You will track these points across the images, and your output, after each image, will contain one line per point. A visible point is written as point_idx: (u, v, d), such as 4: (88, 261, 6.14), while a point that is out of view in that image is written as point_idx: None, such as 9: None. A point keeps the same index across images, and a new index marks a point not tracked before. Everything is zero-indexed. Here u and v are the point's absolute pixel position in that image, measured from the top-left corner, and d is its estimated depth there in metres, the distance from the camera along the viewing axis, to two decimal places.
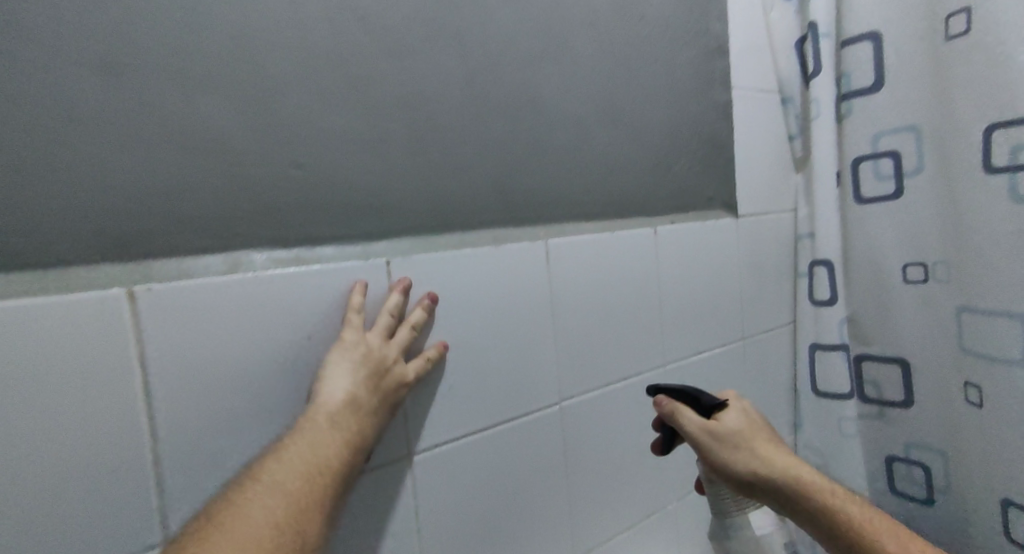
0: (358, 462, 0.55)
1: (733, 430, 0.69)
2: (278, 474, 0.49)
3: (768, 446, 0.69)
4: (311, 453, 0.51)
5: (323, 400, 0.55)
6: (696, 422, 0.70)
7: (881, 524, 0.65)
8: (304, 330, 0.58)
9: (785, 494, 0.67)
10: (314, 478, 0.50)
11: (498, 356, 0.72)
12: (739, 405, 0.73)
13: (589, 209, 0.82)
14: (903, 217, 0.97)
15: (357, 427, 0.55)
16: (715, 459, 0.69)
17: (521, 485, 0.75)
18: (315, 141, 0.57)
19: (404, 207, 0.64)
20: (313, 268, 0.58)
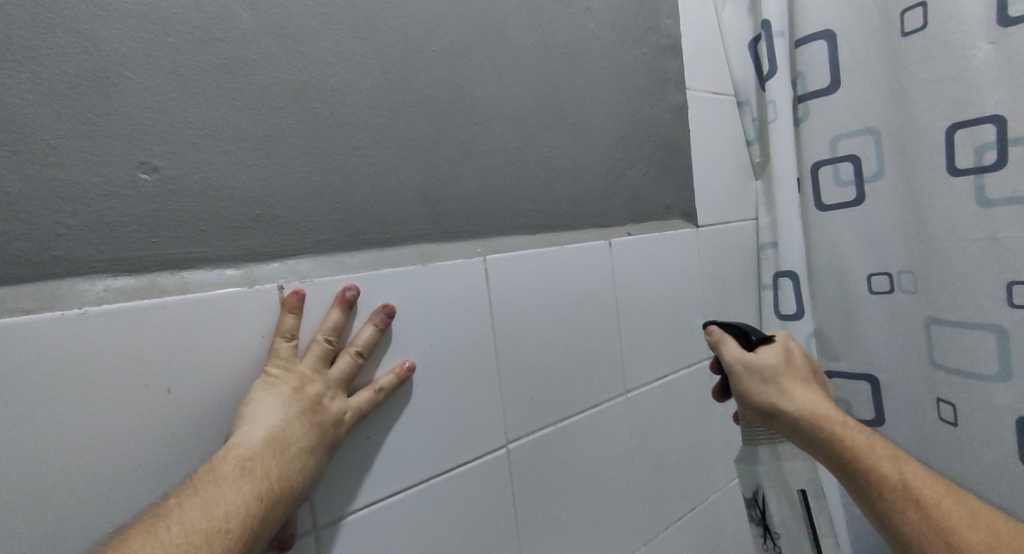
0: (274, 519, 0.43)
1: (771, 365, 0.59)
2: (171, 543, 0.37)
3: (801, 387, 0.58)
4: (206, 510, 0.40)
5: (235, 441, 0.45)
6: (735, 351, 0.61)
7: (903, 467, 0.53)
8: (176, 372, 0.46)
9: (801, 428, 0.56)
10: (222, 543, 0.39)
11: (426, 399, 0.61)
12: (786, 342, 0.62)
13: (531, 220, 0.72)
14: (867, 225, 0.89)
15: (279, 474, 0.44)
16: (740, 390, 0.60)
17: (459, 544, 0.63)
18: (173, 141, 0.45)
19: (304, 221, 0.52)
20: (176, 296, 0.46)
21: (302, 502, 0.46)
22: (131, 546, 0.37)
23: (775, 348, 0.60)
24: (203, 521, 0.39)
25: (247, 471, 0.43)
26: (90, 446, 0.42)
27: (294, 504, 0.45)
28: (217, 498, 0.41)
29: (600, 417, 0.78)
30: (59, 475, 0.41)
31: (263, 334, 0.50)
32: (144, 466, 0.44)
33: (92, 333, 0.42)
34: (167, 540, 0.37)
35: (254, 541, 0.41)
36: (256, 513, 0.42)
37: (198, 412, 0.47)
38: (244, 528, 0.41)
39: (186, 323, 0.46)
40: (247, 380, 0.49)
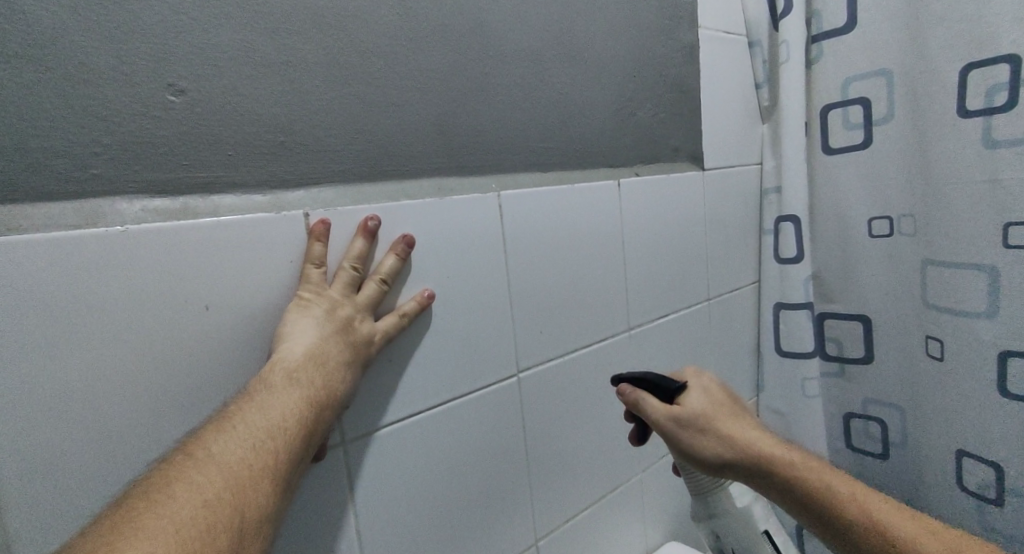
0: (321, 424, 0.46)
1: (696, 411, 0.63)
2: (239, 439, 0.41)
3: (732, 422, 0.63)
4: (265, 422, 0.43)
5: (278, 356, 0.47)
6: (659, 409, 0.63)
7: (856, 496, 0.58)
8: (214, 291, 0.47)
9: (751, 466, 0.61)
10: (283, 440, 0.43)
11: (442, 327, 0.63)
12: (701, 382, 0.66)
13: (544, 157, 0.73)
14: (871, 168, 0.91)
15: (323, 384, 0.47)
16: (679, 444, 0.63)
17: (474, 461, 0.67)
18: (200, 63, 0.46)
19: (327, 151, 0.53)
20: (212, 218, 0.47)
21: (342, 412, 0.50)
22: (206, 441, 0.40)
23: (696, 393, 0.64)
24: (263, 423, 0.43)
25: (295, 379, 0.46)
26: (135, 360, 0.44)
27: (338, 410, 0.48)
28: (272, 402, 0.44)
29: (603, 351, 0.82)
30: (109, 386, 0.43)
31: (292, 259, 0.52)
32: (187, 383, 0.47)
33: (134, 250, 0.44)
34: (235, 436, 0.41)
35: (308, 440, 0.45)
36: (307, 415, 0.45)
37: (233, 330, 0.49)
38: (299, 429, 0.44)
39: (221, 245, 0.48)
40: (280, 302, 0.51)
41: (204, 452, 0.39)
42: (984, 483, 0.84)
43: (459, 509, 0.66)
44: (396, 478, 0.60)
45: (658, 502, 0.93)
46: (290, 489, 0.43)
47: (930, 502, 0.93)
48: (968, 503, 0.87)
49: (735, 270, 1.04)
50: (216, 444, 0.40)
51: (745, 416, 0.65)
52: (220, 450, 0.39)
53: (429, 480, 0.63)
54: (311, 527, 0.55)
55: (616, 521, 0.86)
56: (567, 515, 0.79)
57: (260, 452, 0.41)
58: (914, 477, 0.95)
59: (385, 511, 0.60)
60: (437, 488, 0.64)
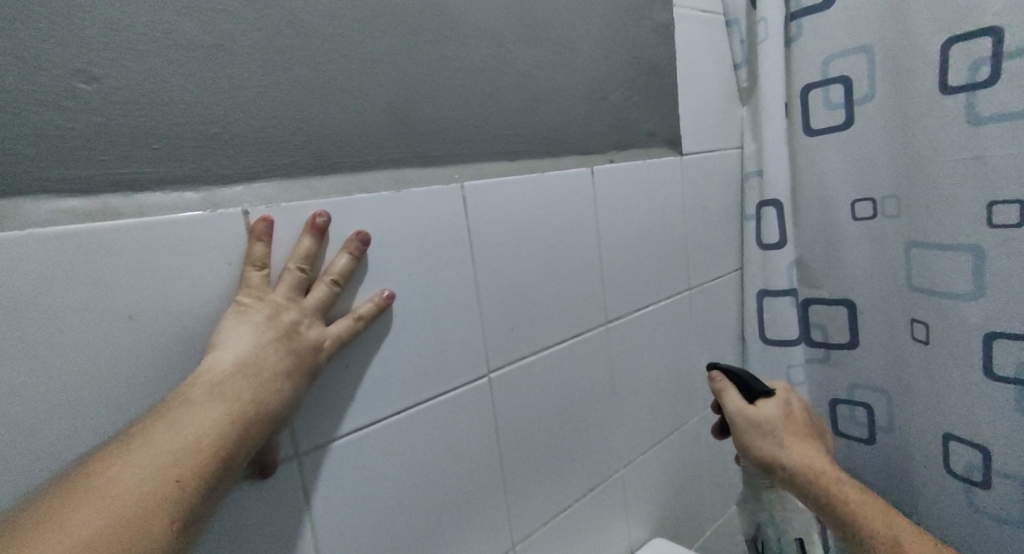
0: (248, 440, 0.43)
1: (772, 419, 0.64)
2: (134, 466, 0.37)
3: (798, 442, 0.64)
4: (170, 444, 0.39)
5: (205, 367, 0.44)
6: (737, 405, 0.66)
7: (892, 524, 0.61)
8: (138, 298, 0.44)
9: (799, 478, 0.62)
10: (190, 462, 0.39)
11: (405, 328, 0.60)
12: (783, 393, 0.68)
13: (510, 145, 0.69)
14: (853, 148, 0.88)
15: (251, 397, 0.44)
16: (742, 443, 0.65)
17: (443, 466, 0.64)
18: (112, 45, 0.41)
19: (269, 143, 0.50)
20: (131, 219, 0.43)
21: (280, 425, 0.46)
22: (98, 469, 0.37)
23: (775, 402, 0.65)
24: (175, 443, 0.39)
25: (217, 394, 0.42)
26: (51, 375, 0.40)
27: (272, 424, 0.45)
28: (183, 419, 0.40)
29: (581, 346, 0.79)
30: (21, 405, 0.39)
31: (230, 261, 0.48)
32: (114, 397, 0.43)
33: (43, 256, 0.40)
34: (129, 463, 0.37)
35: (231, 459, 0.41)
36: (227, 432, 0.41)
37: (164, 340, 0.45)
38: (214, 448, 0.40)
39: (141, 248, 0.44)
40: (216, 307, 0.48)
41: (88, 484, 0.36)
42: (970, 466, 0.83)
43: (429, 516, 0.63)
44: (358, 487, 0.57)
45: (641, 498, 0.90)
46: (205, 513, 0.39)
47: (917, 488, 0.91)
48: (955, 488, 0.85)
49: (716, 257, 1.01)
50: (109, 472, 0.36)
51: (815, 440, 0.66)
52: (107, 481, 0.36)
53: (394, 489, 0.60)
54: (264, 543, 0.52)
55: (598, 519, 0.83)
56: (547, 515, 0.76)
57: (163, 477, 0.37)
58: (900, 463, 0.94)
59: (347, 521, 0.57)
60: (404, 495, 0.61)
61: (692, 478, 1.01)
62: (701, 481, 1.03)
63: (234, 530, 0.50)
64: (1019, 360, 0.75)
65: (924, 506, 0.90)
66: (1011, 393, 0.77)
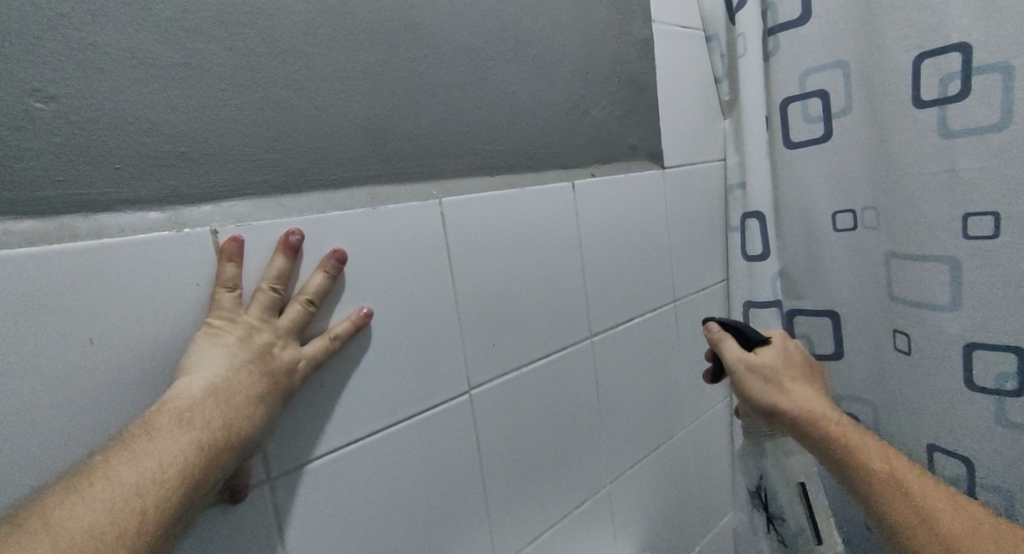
0: (215, 469, 0.42)
1: (771, 363, 0.64)
2: (94, 500, 0.36)
3: (799, 386, 0.63)
4: (133, 476, 0.38)
5: (173, 392, 0.43)
6: (735, 351, 0.65)
7: (893, 465, 0.59)
8: (98, 321, 0.43)
9: (800, 421, 0.61)
10: (153, 495, 0.38)
11: (383, 346, 0.59)
12: (783, 342, 0.67)
13: (491, 160, 0.69)
14: (832, 161, 0.89)
15: (220, 423, 0.43)
16: (741, 387, 0.65)
17: (425, 485, 0.63)
18: (67, 65, 0.41)
19: (238, 161, 0.49)
20: (94, 241, 0.43)
21: (250, 450, 0.45)
22: (48, 506, 0.36)
23: (774, 349, 0.64)
24: (131, 477, 0.38)
25: (184, 422, 0.41)
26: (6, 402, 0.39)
27: (241, 451, 0.44)
28: (149, 449, 0.40)
29: (565, 361, 0.78)
30: None
31: (200, 282, 0.47)
32: (75, 423, 0.42)
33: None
34: (88, 498, 0.36)
35: (194, 490, 0.40)
36: (194, 461, 0.41)
37: (126, 362, 0.44)
38: (179, 479, 0.40)
39: (105, 272, 0.43)
40: (184, 329, 0.47)
41: (42, 521, 0.35)
42: (955, 477, 0.83)
43: (410, 537, 0.62)
44: (335, 509, 0.56)
45: (629, 513, 0.90)
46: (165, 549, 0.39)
47: None
48: None
49: (701, 269, 1.02)
50: (58, 509, 0.36)
51: (816, 385, 0.65)
52: (62, 518, 0.35)
53: (374, 510, 0.59)
54: None
55: (585, 535, 0.82)
56: (535, 533, 0.75)
57: (116, 516, 0.36)
58: None
59: (324, 545, 0.56)
60: (384, 516, 0.60)
61: (681, 491, 1.00)
62: (690, 493, 1.03)
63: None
64: (999, 370, 0.76)
65: None
66: (991, 404, 0.77)
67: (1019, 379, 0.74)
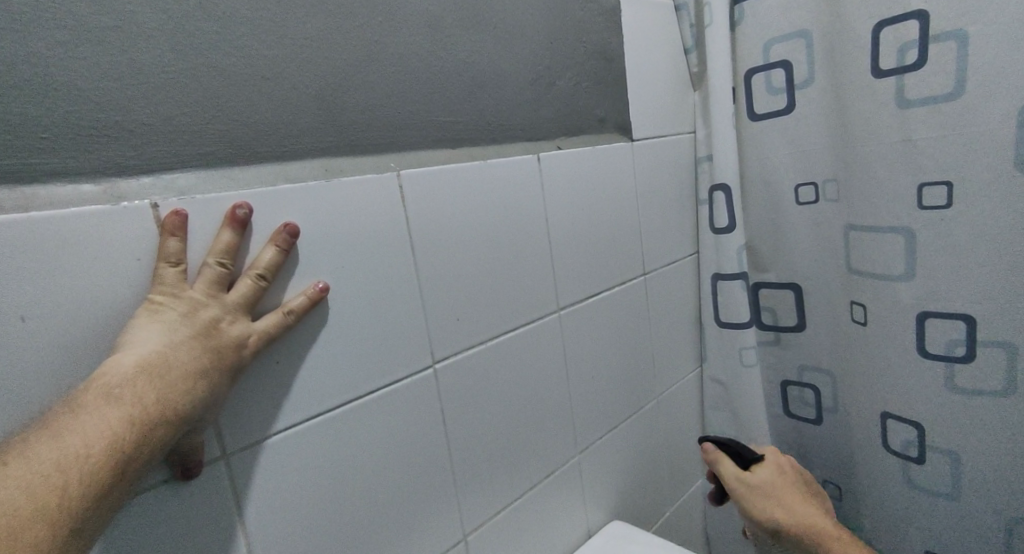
0: (148, 448, 0.41)
1: (765, 481, 0.71)
2: (12, 478, 0.36)
3: (797, 501, 0.69)
4: (54, 454, 0.37)
5: (105, 367, 0.42)
6: (732, 471, 0.73)
7: None
8: (29, 297, 0.42)
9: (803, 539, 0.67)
10: (78, 471, 0.37)
11: (343, 322, 0.58)
12: (775, 459, 0.75)
13: (451, 132, 0.68)
14: (795, 133, 0.89)
15: (154, 399, 0.42)
16: (744, 508, 0.71)
17: (389, 459, 0.63)
18: None
19: (179, 131, 0.47)
20: (21, 215, 0.41)
21: (189, 427, 0.44)
22: None
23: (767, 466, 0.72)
24: (55, 453, 0.37)
25: (113, 397, 0.40)
26: None
27: (177, 427, 0.43)
28: (74, 426, 0.39)
29: (531, 334, 0.78)
30: None
31: (140, 257, 0.46)
32: (15, 399, 0.41)
33: None
34: (6, 475, 0.36)
35: (125, 467, 0.40)
36: (124, 437, 0.40)
37: (64, 340, 0.43)
38: (106, 454, 0.39)
39: (33, 246, 0.41)
40: (126, 305, 0.46)
41: None
42: (907, 442, 0.86)
43: (376, 510, 0.63)
44: (297, 483, 0.56)
45: (598, 482, 0.91)
46: (92, 528, 0.38)
47: (861, 462, 0.94)
48: (894, 461, 0.89)
49: (670, 243, 1.02)
50: None
51: (813, 498, 0.72)
52: None
53: (337, 486, 0.59)
54: (197, 547, 0.51)
55: (554, 504, 0.84)
56: (503, 503, 0.76)
57: (36, 492, 0.36)
58: (847, 440, 0.96)
59: (286, 522, 0.56)
60: (349, 490, 0.60)
61: (650, 460, 1.02)
62: (659, 462, 1.05)
63: (163, 537, 0.49)
64: (949, 337, 0.78)
65: (867, 479, 0.94)
66: (941, 371, 0.80)
67: (967, 344, 0.77)
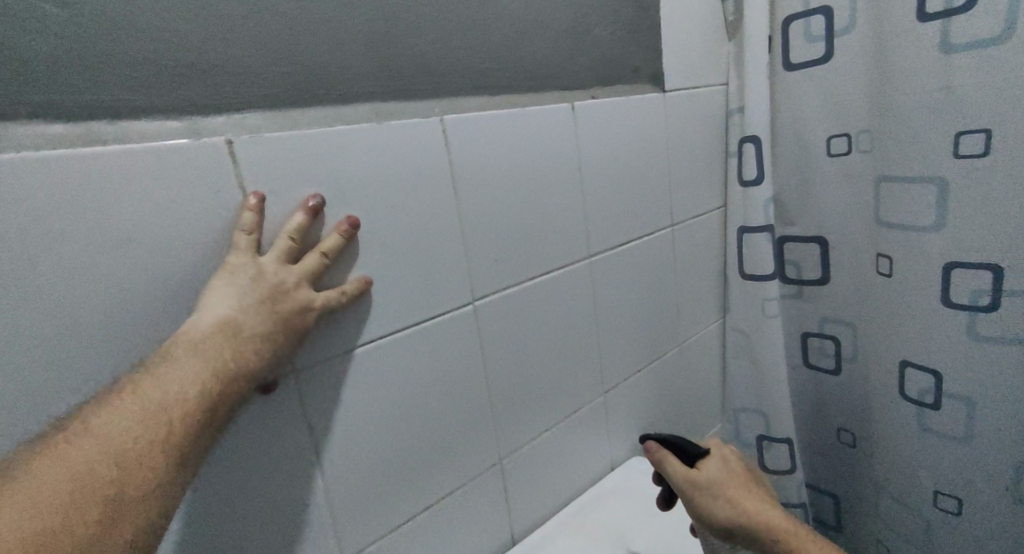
0: (228, 398, 0.46)
1: (714, 478, 0.66)
2: (127, 411, 0.41)
3: (746, 494, 0.65)
4: (159, 396, 0.42)
5: (189, 326, 0.47)
6: (680, 470, 0.66)
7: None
8: (129, 221, 0.46)
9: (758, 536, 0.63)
10: (179, 411, 0.42)
11: (392, 259, 0.62)
12: (721, 453, 0.69)
13: (492, 79, 0.70)
14: (831, 84, 0.89)
15: (234, 355, 0.47)
16: (696, 507, 0.65)
17: (433, 389, 0.68)
18: None
19: (246, 73, 0.51)
20: (117, 145, 0.45)
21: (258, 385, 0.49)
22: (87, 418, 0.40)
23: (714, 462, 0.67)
24: (160, 401, 0.42)
25: (202, 350, 0.46)
26: (64, 290, 0.44)
27: (249, 383, 0.48)
28: (171, 372, 0.44)
29: (563, 278, 0.82)
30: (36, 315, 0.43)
31: (217, 189, 0.50)
32: (121, 313, 0.47)
33: (29, 179, 0.42)
34: (120, 409, 0.41)
35: (214, 413, 0.45)
36: (211, 386, 0.45)
37: (159, 264, 0.48)
38: (198, 398, 0.44)
39: (129, 176, 0.46)
40: (207, 232, 0.50)
41: (83, 426, 0.39)
42: (924, 389, 0.89)
43: (422, 434, 0.68)
44: (353, 406, 0.62)
45: (622, 422, 0.96)
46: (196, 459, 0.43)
47: (877, 409, 0.98)
48: (910, 407, 0.92)
49: (699, 195, 1.04)
50: (95, 419, 0.40)
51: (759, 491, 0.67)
52: (99, 423, 0.39)
53: (387, 410, 0.64)
54: (269, 456, 0.57)
55: (581, 439, 0.89)
56: (534, 435, 0.81)
57: (150, 424, 0.41)
58: (865, 389, 1.00)
59: (344, 440, 0.61)
60: (398, 414, 0.65)
61: (671, 404, 1.07)
62: (680, 407, 1.09)
63: (241, 445, 0.55)
64: (974, 286, 0.80)
65: (882, 425, 0.98)
66: (964, 320, 0.82)
67: (992, 294, 0.79)
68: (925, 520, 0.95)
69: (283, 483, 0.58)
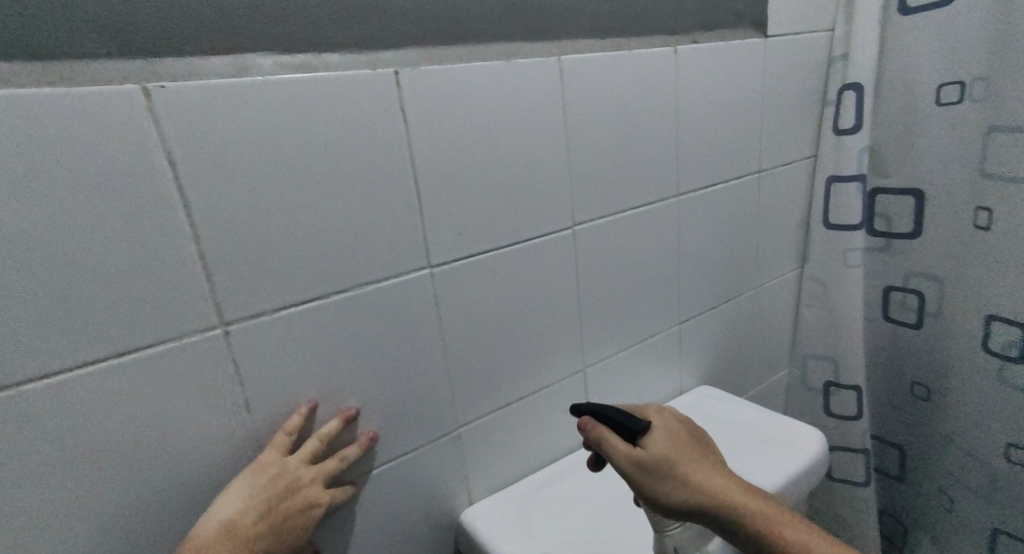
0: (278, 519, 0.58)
1: (660, 454, 0.60)
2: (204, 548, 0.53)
3: (693, 466, 0.60)
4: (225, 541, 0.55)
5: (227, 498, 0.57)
6: (621, 450, 0.61)
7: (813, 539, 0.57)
8: (335, 133, 0.58)
9: (711, 514, 0.58)
10: None
11: (510, 185, 0.71)
12: (665, 422, 0.64)
13: (604, 22, 0.76)
14: (947, 30, 0.88)
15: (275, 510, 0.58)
16: (646, 489, 0.60)
17: (535, 302, 0.78)
18: None
19: (407, 12, 0.60)
20: (330, 73, 0.57)
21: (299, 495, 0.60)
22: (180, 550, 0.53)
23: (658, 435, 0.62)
24: (272, 471, 0.59)
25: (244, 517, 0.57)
26: (292, 187, 0.57)
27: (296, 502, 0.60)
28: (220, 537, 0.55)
29: (653, 213, 0.88)
30: (269, 206, 0.56)
31: (387, 109, 0.60)
32: (322, 209, 0.59)
33: (276, 93, 0.54)
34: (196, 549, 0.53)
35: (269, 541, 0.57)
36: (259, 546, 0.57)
37: (351, 170, 0.59)
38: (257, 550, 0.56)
39: (334, 97, 0.57)
40: (383, 145, 0.61)
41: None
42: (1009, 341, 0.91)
43: (523, 342, 0.79)
44: (472, 311, 0.72)
45: (695, 354, 1.04)
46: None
47: (956, 362, 1.00)
48: (992, 361, 0.94)
49: (792, 143, 1.06)
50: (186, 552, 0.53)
51: (713, 457, 0.62)
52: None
53: (497, 317, 0.75)
54: (407, 342, 0.68)
55: (654, 361, 0.97)
56: (612, 350, 0.90)
57: None
58: (944, 343, 1.02)
59: (461, 337, 0.72)
60: (506, 321, 0.76)
61: (743, 343, 1.13)
62: (751, 348, 1.15)
63: (388, 330, 0.67)
64: None
65: (960, 378, 1.00)
66: None
67: None
68: (991, 472, 0.99)
69: (417, 366, 0.70)
